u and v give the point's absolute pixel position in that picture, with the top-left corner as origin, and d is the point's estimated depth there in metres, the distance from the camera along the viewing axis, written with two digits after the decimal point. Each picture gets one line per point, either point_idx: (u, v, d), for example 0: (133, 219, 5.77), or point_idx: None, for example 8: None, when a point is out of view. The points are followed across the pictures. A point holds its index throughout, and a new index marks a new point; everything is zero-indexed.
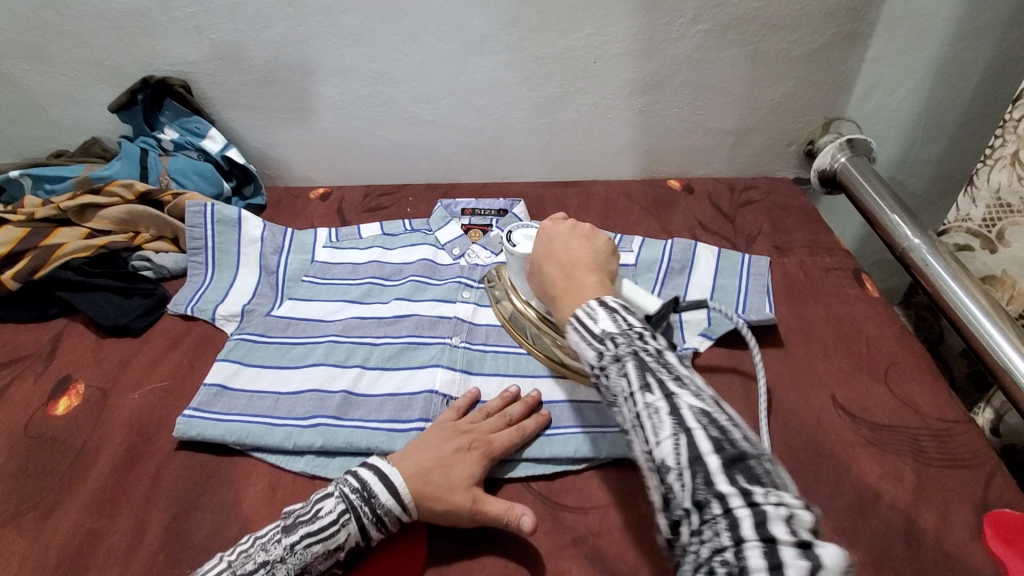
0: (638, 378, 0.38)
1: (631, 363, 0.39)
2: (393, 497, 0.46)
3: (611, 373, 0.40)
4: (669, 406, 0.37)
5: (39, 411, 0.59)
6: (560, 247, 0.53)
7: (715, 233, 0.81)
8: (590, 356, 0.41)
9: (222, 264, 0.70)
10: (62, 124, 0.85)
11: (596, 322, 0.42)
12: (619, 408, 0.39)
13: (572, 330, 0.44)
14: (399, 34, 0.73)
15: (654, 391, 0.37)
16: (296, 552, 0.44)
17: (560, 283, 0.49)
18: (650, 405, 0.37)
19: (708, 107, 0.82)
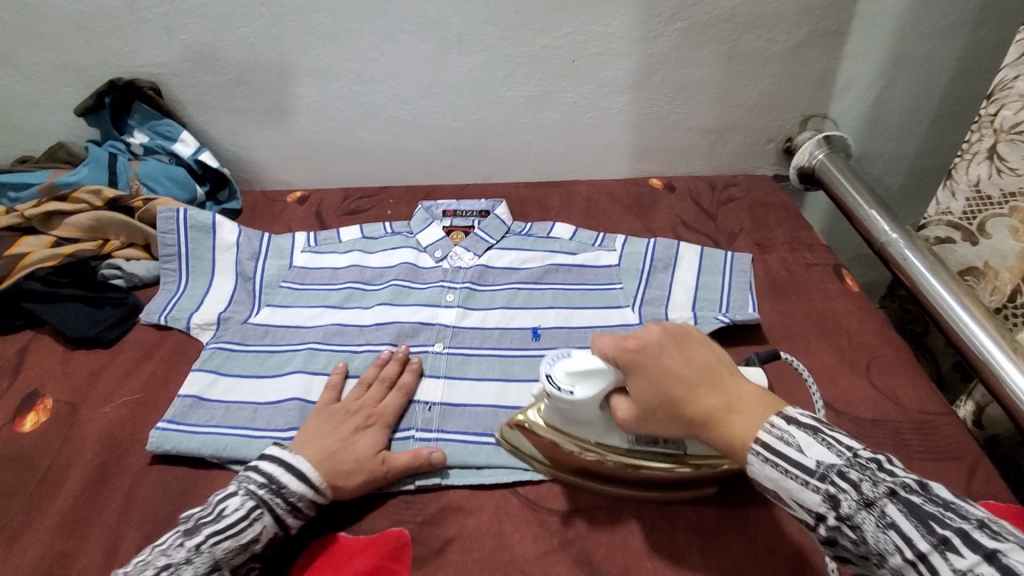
0: (923, 536, 0.33)
1: (896, 509, 0.34)
2: (303, 486, 0.47)
3: (866, 525, 0.35)
4: (999, 571, 0.30)
5: (6, 428, 0.56)
6: (686, 382, 0.41)
7: (697, 231, 0.81)
8: (816, 501, 0.36)
9: (197, 272, 0.68)
10: (25, 129, 0.82)
11: (803, 452, 0.37)
12: (907, 575, 0.33)
13: (760, 460, 0.38)
14: (375, 33, 0.72)
15: (964, 552, 0.31)
16: (202, 551, 0.42)
17: (701, 420, 0.41)
18: (965, 570, 0.31)
19: (688, 105, 0.82)
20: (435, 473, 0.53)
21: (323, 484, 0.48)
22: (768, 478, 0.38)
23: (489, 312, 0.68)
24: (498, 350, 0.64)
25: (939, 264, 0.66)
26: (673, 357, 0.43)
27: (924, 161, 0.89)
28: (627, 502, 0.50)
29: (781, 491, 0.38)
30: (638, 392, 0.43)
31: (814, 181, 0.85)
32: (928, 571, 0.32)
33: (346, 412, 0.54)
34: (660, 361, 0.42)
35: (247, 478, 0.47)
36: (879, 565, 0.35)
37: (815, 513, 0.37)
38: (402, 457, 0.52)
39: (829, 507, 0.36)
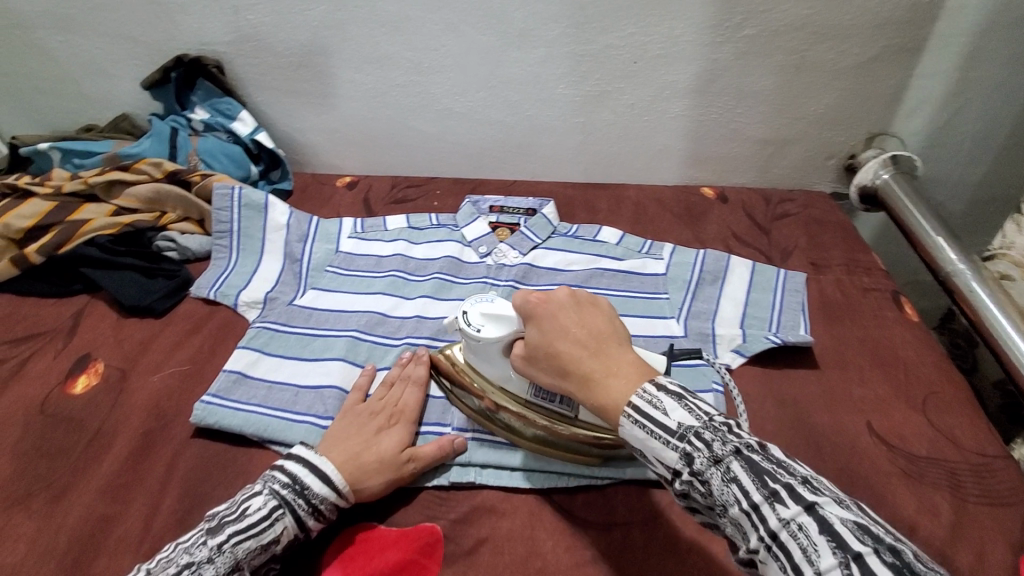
0: (758, 489, 0.35)
1: (739, 467, 0.36)
2: (329, 488, 0.46)
3: (714, 480, 0.36)
4: (814, 519, 0.33)
5: (57, 388, 0.58)
6: (575, 337, 0.43)
7: (748, 245, 0.79)
8: (672, 458, 0.38)
9: (247, 250, 0.70)
10: (92, 99, 0.84)
11: (665, 412, 0.38)
12: (740, 523, 0.36)
13: (631, 422, 0.39)
14: (438, 24, 0.71)
15: (789, 504, 0.34)
16: (224, 551, 0.42)
17: (579, 379, 0.42)
18: (788, 519, 0.33)
19: (750, 114, 0.79)
20: (469, 471, 0.53)
21: (345, 487, 0.47)
22: (637, 439, 0.39)
23: None
24: None
25: (1008, 299, 0.62)
26: (570, 315, 0.45)
27: (995, 190, 0.84)
28: (663, 520, 0.49)
29: (643, 448, 0.39)
30: (531, 342, 0.46)
31: (876, 202, 0.81)
32: (758, 521, 0.34)
33: (369, 411, 0.53)
34: (555, 315, 0.45)
35: (273, 477, 0.46)
36: (720, 516, 0.37)
37: (671, 469, 0.38)
38: (427, 449, 0.51)
39: (684, 464, 0.37)
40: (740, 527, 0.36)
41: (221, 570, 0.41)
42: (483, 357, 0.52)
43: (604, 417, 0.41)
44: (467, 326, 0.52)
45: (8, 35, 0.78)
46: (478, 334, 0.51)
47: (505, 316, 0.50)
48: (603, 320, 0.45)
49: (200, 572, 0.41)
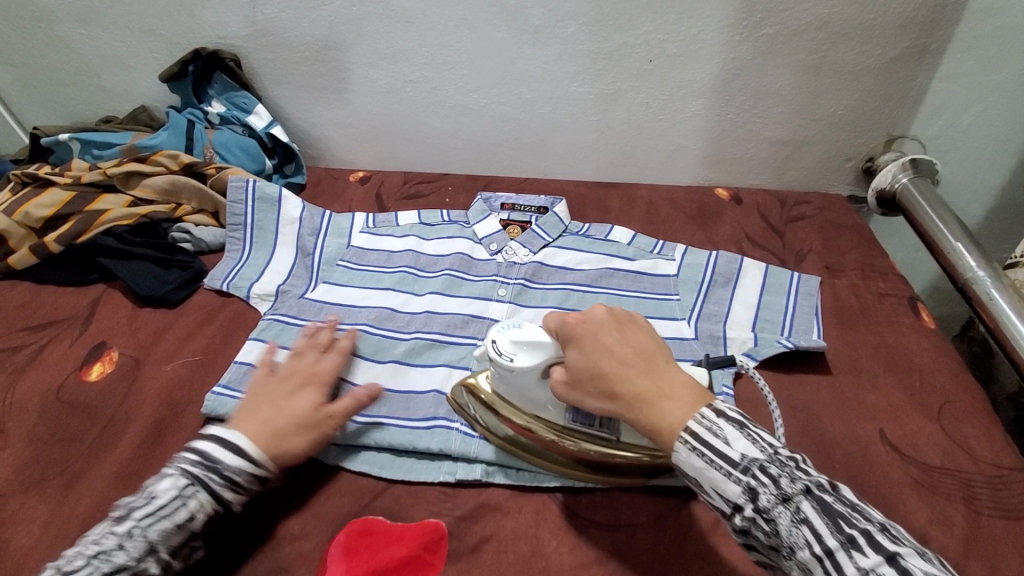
0: (831, 533, 0.35)
1: (809, 507, 0.36)
2: (242, 460, 0.46)
3: (782, 519, 0.37)
4: (894, 570, 0.33)
5: (73, 375, 0.59)
6: (625, 361, 0.43)
7: (762, 247, 0.78)
8: (736, 491, 0.38)
9: (260, 243, 0.70)
10: (111, 91, 0.85)
11: (730, 445, 0.39)
12: (809, 567, 0.36)
13: (687, 448, 0.40)
14: (453, 20, 0.71)
15: (867, 551, 0.34)
16: (135, 534, 0.41)
17: (631, 403, 0.42)
18: (866, 568, 0.33)
19: (767, 115, 0.78)
20: (476, 468, 0.52)
21: (260, 456, 0.46)
22: (695, 468, 0.39)
23: (542, 310, 0.67)
24: None
25: None
26: (613, 335, 0.45)
27: None
28: (668, 524, 0.48)
29: (702, 478, 0.39)
30: (571, 364, 0.45)
31: (894, 206, 0.80)
32: (833, 567, 0.34)
33: (279, 381, 0.52)
34: (598, 338, 0.45)
35: (180, 457, 0.45)
36: (786, 557, 0.37)
37: (732, 503, 0.38)
38: (341, 402, 0.52)
39: (749, 499, 0.37)
40: (808, 571, 0.36)
41: (134, 554, 0.40)
42: (504, 379, 0.51)
43: (656, 440, 0.42)
44: (496, 353, 0.49)
45: (31, 27, 0.79)
46: (511, 363, 0.49)
47: (535, 337, 0.49)
48: (646, 340, 0.45)
49: (111, 559, 0.39)
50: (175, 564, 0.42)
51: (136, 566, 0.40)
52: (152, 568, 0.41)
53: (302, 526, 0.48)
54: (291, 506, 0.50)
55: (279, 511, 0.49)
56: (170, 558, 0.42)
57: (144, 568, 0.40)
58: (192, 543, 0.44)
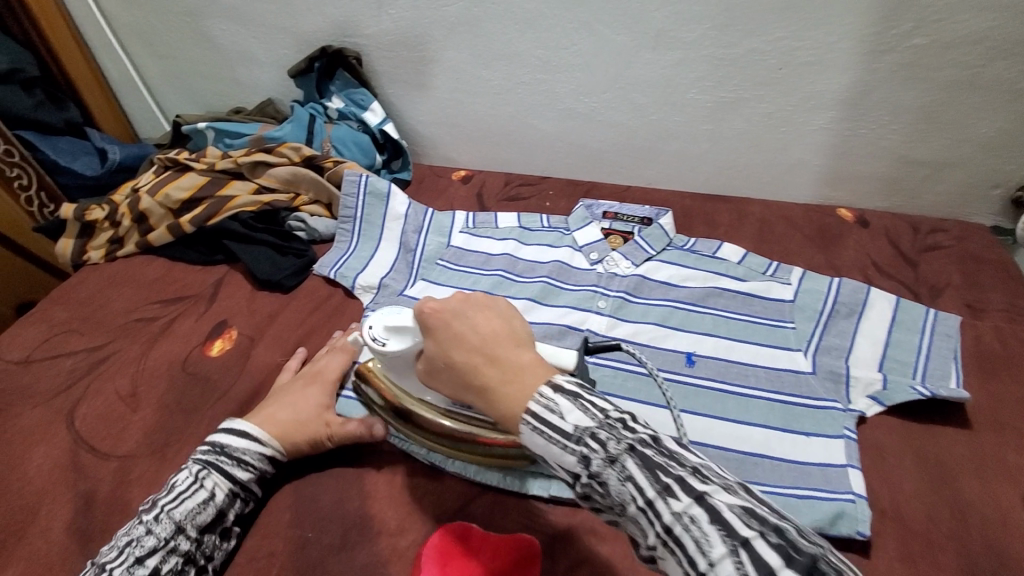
0: (651, 484, 0.32)
1: (634, 464, 0.33)
2: (252, 443, 0.50)
3: (611, 480, 0.34)
4: (705, 510, 0.31)
5: (197, 349, 0.63)
6: (474, 346, 0.39)
7: (891, 277, 0.71)
8: (570, 462, 0.35)
9: (366, 236, 0.72)
10: (244, 83, 0.91)
11: (562, 416, 0.35)
12: (638, 521, 0.33)
13: (529, 429, 0.36)
14: (573, 22, 0.70)
15: (680, 496, 0.31)
16: (160, 519, 0.46)
17: (476, 391, 0.39)
18: (681, 513, 0.31)
19: (906, 133, 0.70)
20: (571, 487, 0.50)
21: (264, 437, 0.51)
22: (538, 447, 0.35)
23: (642, 327, 0.64)
24: (646, 368, 0.61)
25: None
26: (463, 318, 0.41)
27: None
28: None
29: (541, 454, 0.36)
30: (429, 353, 0.43)
31: None
32: (654, 518, 0.32)
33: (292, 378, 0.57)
34: (451, 325, 0.41)
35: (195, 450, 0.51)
36: (618, 517, 0.34)
37: (570, 473, 0.35)
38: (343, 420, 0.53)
39: (581, 467, 0.34)
40: (638, 525, 0.33)
41: (162, 535, 0.45)
42: (399, 369, 0.50)
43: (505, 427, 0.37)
44: (374, 341, 0.49)
45: (181, 22, 0.86)
46: (385, 350, 0.48)
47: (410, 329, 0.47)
48: (501, 320, 0.41)
49: (142, 544, 0.44)
50: (209, 542, 0.47)
51: (167, 545, 0.45)
52: (183, 545, 0.45)
53: (398, 523, 0.50)
54: (388, 501, 0.51)
55: (377, 504, 0.51)
56: (200, 534, 0.46)
57: (176, 546, 0.45)
58: (222, 523, 0.48)
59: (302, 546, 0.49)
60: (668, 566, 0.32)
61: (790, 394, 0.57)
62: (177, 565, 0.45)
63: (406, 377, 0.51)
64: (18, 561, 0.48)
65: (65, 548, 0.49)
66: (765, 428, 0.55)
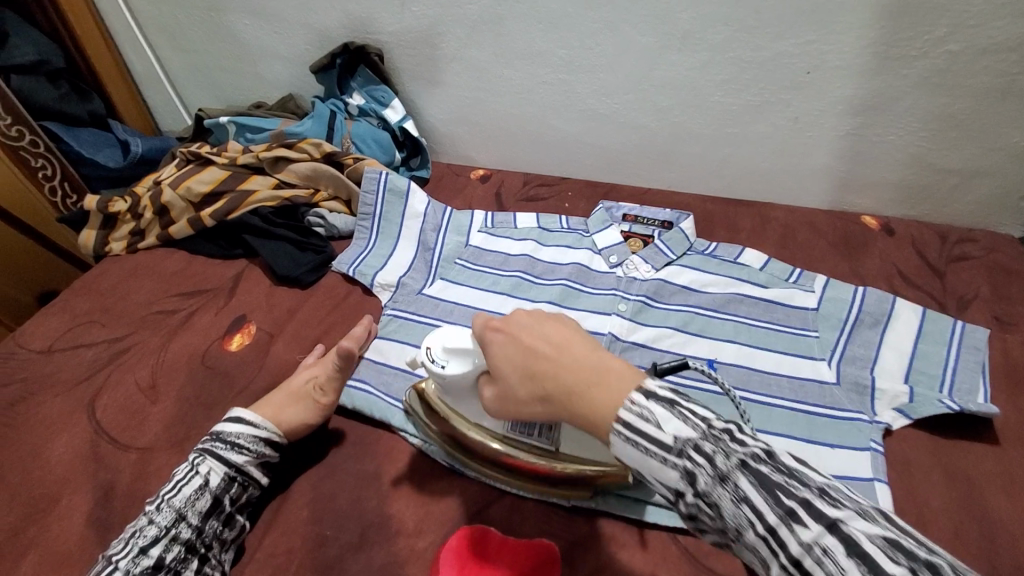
0: (771, 508, 0.30)
1: (748, 483, 0.31)
2: (245, 426, 0.51)
3: (722, 500, 0.32)
4: (836, 539, 0.28)
5: (217, 343, 0.64)
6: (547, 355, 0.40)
7: (917, 287, 0.70)
8: (675, 478, 0.33)
9: (385, 234, 0.72)
10: (266, 78, 0.92)
11: (662, 428, 0.34)
12: (756, 548, 0.31)
13: (621, 440, 0.35)
14: (597, 22, 0.69)
15: (807, 522, 0.29)
16: (161, 509, 0.46)
17: (564, 397, 0.38)
18: (809, 542, 0.28)
19: (937, 140, 0.69)
20: (592, 494, 0.50)
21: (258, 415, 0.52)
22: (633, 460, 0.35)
23: (662, 331, 0.64)
24: (667, 374, 0.60)
25: None
26: (532, 329, 0.42)
27: None
28: None
29: (641, 469, 0.35)
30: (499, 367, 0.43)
31: None
32: (777, 545, 0.30)
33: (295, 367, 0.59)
34: (519, 339, 0.42)
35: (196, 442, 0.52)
36: (734, 542, 0.32)
37: (676, 490, 0.34)
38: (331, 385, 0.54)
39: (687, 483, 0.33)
40: (756, 552, 0.31)
41: (164, 524, 0.46)
42: (449, 390, 0.50)
43: (598, 434, 0.37)
44: (432, 362, 0.49)
45: (204, 17, 0.87)
46: (444, 372, 0.48)
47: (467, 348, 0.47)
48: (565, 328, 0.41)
49: (145, 534, 0.45)
50: (210, 530, 0.47)
51: (169, 532, 0.45)
52: (185, 533, 0.46)
53: (415, 523, 0.49)
54: (406, 500, 0.51)
55: (395, 504, 0.51)
56: (200, 522, 0.46)
57: (178, 533, 0.45)
58: (223, 509, 0.48)
59: (320, 544, 0.49)
60: None
61: (814, 404, 0.57)
62: (179, 554, 0.45)
63: (454, 397, 0.50)
64: (39, 550, 0.49)
65: (84, 539, 0.49)
66: (788, 439, 0.55)
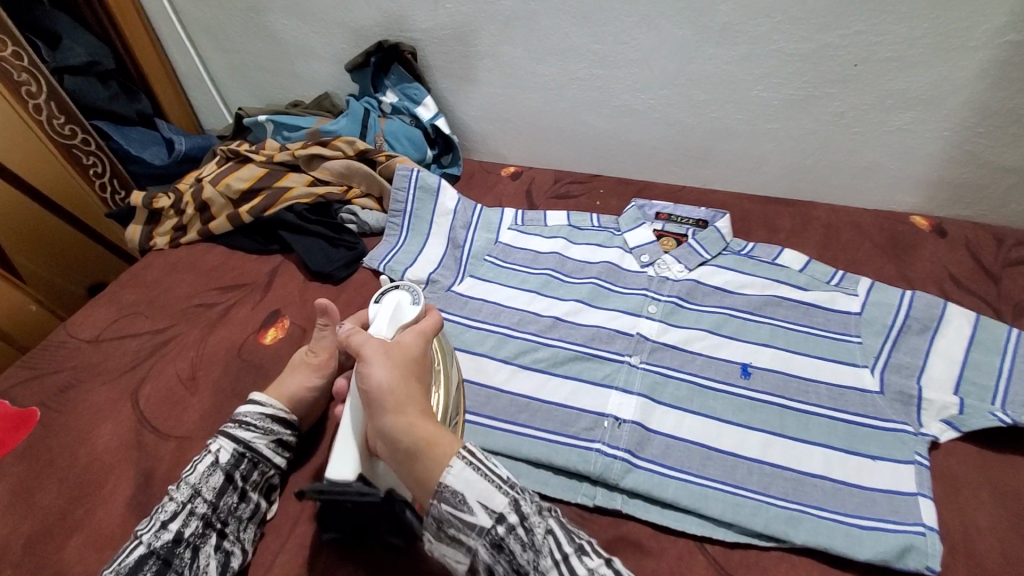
0: (568, 541, 0.39)
1: (555, 522, 0.39)
2: (253, 405, 0.53)
3: (536, 528, 0.38)
4: (611, 572, 0.38)
5: (253, 337, 0.65)
6: (392, 396, 0.43)
7: (969, 291, 0.66)
8: (500, 503, 0.38)
9: (415, 231, 0.73)
10: (304, 77, 0.94)
11: (498, 467, 0.40)
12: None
13: (463, 463, 0.40)
14: (632, 16, 0.68)
15: (592, 555, 0.38)
16: (181, 486, 0.48)
17: (401, 409, 0.43)
18: (592, 570, 0.37)
19: (998, 135, 0.64)
20: (616, 497, 0.52)
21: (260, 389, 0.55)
22: (467, 479, 0.39)
23: (694, 333, 0.62)
24: (700, 378, 0.59)
25: None
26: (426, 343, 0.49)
27: None
28: None
29: (467, 492, 0.39)
30: (395, 347, 0.47)
31: None
32: (566, 570, 0.37)
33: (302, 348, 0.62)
34: (416, 348, 0.48)
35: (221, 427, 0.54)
36: (527, 574, 0.38)
37: (495, 514, 0.38)
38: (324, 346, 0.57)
39: (513, 509, 0.38)
40: None
41: (182, 499, 0.47)
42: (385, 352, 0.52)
43: (418, 466, 0.40)
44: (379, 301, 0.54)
45: (244, 17, 0.89)
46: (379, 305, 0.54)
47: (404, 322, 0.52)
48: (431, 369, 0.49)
49: (166, 510, 0.47)
50: (226, 505, 0.49)
51: (187, 507, 0.47)
52: (200, 508, 0.47)
53: None
54: None
55: None
56: (215, 498, 0.48)
57: (195, 508, 0.47)
58: (237, 485, 0.50)
59: (347, 536, 0.50)
60: None
61: (856, 413, 0.54)
62: (197, 528, 0.47)
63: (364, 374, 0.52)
64: (85, 533, 0.51)
65: (126, 522, 0.52)
66: (829, 449, 0.53)
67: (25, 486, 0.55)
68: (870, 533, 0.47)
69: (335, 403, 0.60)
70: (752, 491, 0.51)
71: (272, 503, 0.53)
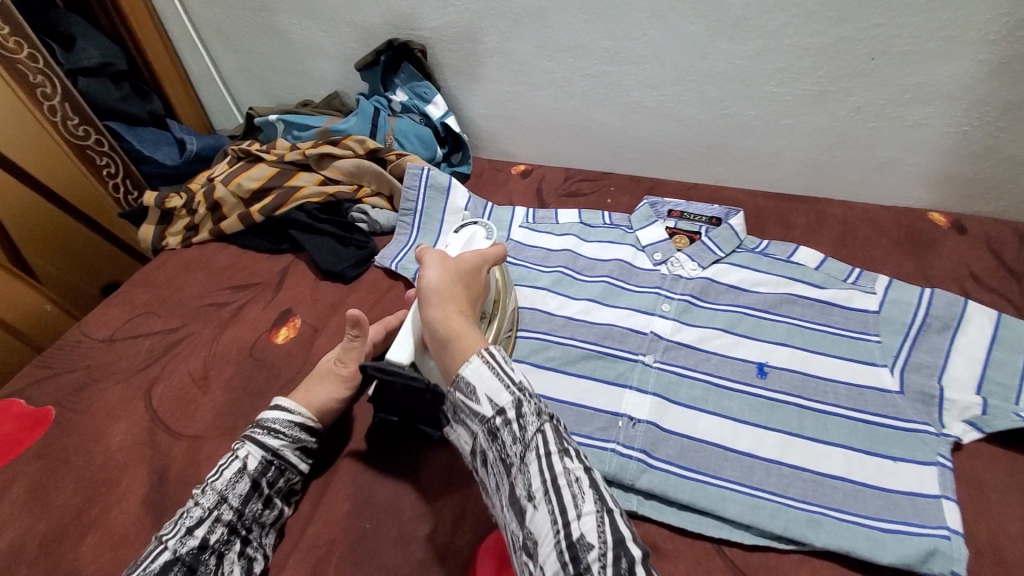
0: (556, 443, 0.39)
1: (550, 427, 0.40)
2: (281, 411, 0.52)
3: (529, 426, 0.39)
4: (590, 479, 0.38)
5: (264, 336, 0.65)
6: (436, 292, 0.47)
7: (990, 289, 0.65)
8: (503, 399, 0.40)
9: (426, 229, 0.73)
10: (314, 77, 0.94)
11: (512, 368, 0.42)
12: (528, 467, 0.38)
13: (479, 359, 0.42)
14: (643, 11, 0.67)
15: (575, 460, 0.39)
16: (205, 492, 0.47)
17: (446, 301, 0.46)
18: (571, 471, 0.38)
19: (1019, 130, 0.62)
20: (631, 497, 0.52)
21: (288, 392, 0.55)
22: (478, 371, 0.41)
23: (708, 332, 0.61)
24: (714, 377, 0.58)
25: None
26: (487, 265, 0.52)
27: None
28: None
29: (477, 381, 0.41)
30: (459, 258, 0.50)
31: None
32: (546, 467, 0.38)
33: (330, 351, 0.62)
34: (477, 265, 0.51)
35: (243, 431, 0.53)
36: (511, 464, 0.39)
37: (496, 407, 0.40)
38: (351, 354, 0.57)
39: (513, 408, 0.40)
40: (523, 471, 0.38)
41: (208, 506, 0.47)
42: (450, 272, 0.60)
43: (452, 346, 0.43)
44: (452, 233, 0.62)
45: (254, 17, 0.89)
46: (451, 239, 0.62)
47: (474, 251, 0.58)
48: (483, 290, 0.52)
49: (191, 516, 0.46)
50: (251, 512, 0.48)
51: (213, 515, 0.47)
52: (227, 515, 0.47)
53: (452, 521, 0.50)
54: (444, 493, 0.51)
55: (433, 499, 0.51)
56: (241, 505, 0.48)
57: (222, 516, 0.47)
58: (263, 492, 0.49)
59: (361, 536, 0.50)
60: (538, 512, 0.37)
61: (874, 414, 0.53)
62: (223, 535, 0.47)
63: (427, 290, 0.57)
64: (98, 531, 0.51)
65: (138, 519, 0.52)
66: (847, 450, 0.52)
67: (41, 485, 0.55)
68: (892, 536, 0.46)
69: (357, 404, 0.59)
70: (769, 492, 0.50)
71: (291, 506, 0.52)
